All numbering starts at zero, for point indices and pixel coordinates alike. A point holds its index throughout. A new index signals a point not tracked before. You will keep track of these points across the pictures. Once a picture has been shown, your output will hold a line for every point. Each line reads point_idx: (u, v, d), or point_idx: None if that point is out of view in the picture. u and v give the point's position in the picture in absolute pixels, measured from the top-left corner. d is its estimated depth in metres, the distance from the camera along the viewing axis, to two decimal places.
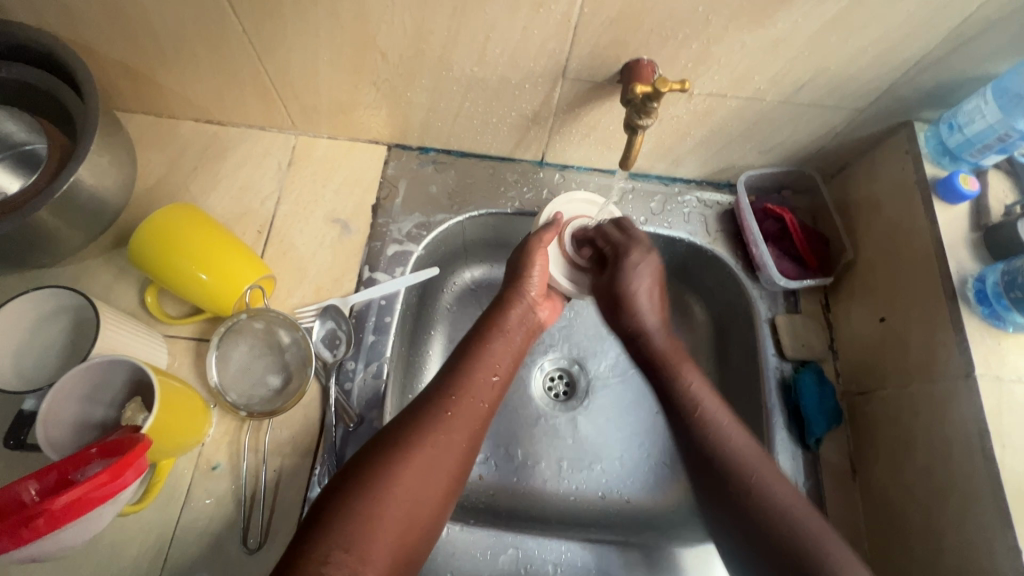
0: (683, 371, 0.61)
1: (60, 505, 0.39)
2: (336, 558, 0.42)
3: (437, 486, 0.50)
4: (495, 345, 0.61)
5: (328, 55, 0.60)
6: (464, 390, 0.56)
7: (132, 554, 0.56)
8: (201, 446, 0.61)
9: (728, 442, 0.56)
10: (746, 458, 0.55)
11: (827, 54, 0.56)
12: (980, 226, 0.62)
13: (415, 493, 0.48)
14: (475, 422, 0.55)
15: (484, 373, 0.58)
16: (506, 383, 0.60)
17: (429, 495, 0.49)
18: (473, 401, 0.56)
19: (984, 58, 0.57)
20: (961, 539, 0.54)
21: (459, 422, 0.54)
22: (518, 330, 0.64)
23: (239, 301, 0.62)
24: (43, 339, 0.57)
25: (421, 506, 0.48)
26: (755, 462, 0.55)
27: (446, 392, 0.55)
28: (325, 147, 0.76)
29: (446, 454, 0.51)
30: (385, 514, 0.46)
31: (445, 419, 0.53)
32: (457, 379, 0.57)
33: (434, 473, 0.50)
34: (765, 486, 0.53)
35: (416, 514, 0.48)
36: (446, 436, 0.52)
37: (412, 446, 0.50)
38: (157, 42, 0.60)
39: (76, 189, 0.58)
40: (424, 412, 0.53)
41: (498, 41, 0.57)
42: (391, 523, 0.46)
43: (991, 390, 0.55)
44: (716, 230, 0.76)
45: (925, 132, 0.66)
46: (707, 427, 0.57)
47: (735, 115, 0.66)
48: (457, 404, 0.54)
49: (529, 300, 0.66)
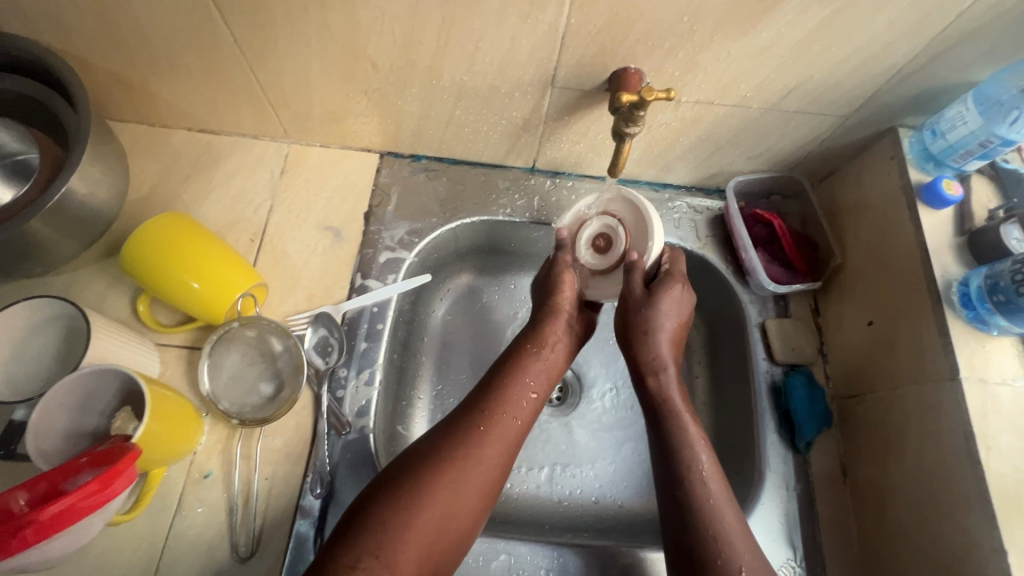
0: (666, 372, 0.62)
1: (49, 514, 0.39)
2: (366, 563, 0.44)
3: (469, 501, 0.50)
4: (530, 362, 0.61)
5: (319, 65, 0.61)
6: (500, 406, 0.56)
7: (123, 563, 0.56)
8: (193, 454, 0.61)
9: (683, 438, 0.58)
10: (694, 457, 0.56)
11: (810, 62, 0.57)
12: (965, 230, 0.63)
13: (445, 506, 0.49)
14: (509, 440, 0.55)
15: (520, 388, 0.58)
16: (541, 400, 0.60)
17: (460, 510, 0.50)
18: (507, 418, 0.56)
19: (964, 66, 0.58)
20: (949, 541, 0.55)
21: (492, 437, 0.54)
22: (560, 342, 0.64)
23: (231, 309, 0.62)
24: (34, 348, 0.57)
25: (452, 519, 0.49)
26: (705, 461, 0.56)
27: (480, 408, 0.56)
28: (317, 155, 0.76)
29: (477, 469, 0.52)
30: (416, 525, 0.47)
31: (478, 435, 0.54)
32: (492, 396, 0.57)
33: (467, 488, 0.51)
34: (698, 484, 0.55)
35: (449, 527, 0.49)
36: (479, 455, 0.53)
37: (446, 461, 0.51)
38: (150, 53, 0.61)
39: (68, 198, 0.59)
40: (457, 429, 0.54)
41: (487, 51, 0.57)
42: (420, 535, 0.47)
43: (976, 392, 0.55)
44: (706, 236, 0.77)
45: (910, 138, 0.67)
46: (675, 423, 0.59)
47: (723, 122, 0.66)
48: (491, 420, 0.55)
49: (568, 321, 0.65)
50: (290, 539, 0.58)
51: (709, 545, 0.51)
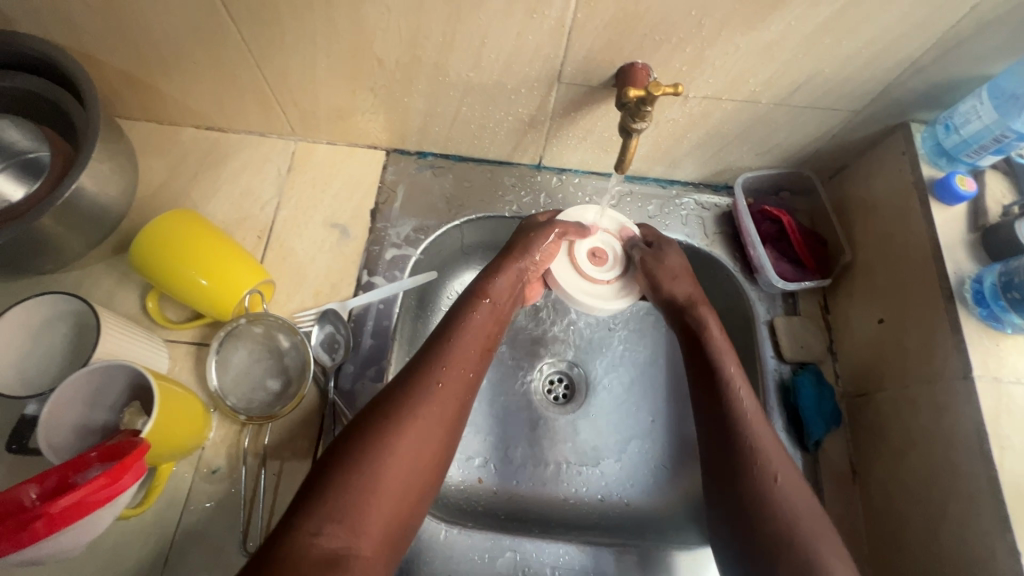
0: (725, 360, 0.60)
1: (59, 508, 0.39)
2: (328, 530, 0.43)
3: (431, 456, 0.50)
4: (478, 316, 0.60)
5: (326, 61, 0.61)
6: (452, 358, 0.56)
7: (133, 557, 0.57)
8: (201, 449, 0.61)
9: (754, 433, 0.55)
10: (766, 454, 0.54)
11: (821, 56, 0.56)
12: (978, 226, 0.62)
13: (408, 465, 0.48)
14: (463, 392, 0.55)
15: (467, 341, 0.58)
16: (488, 354, 0.60)
17: (422, 466, 0.50)
18: (460, 371, 0.55)
19: (979, 60, 0.57)
20: (960, 542, 0.54)
21: (446, 392, 0.53)
22: (503, 285, 0.63)
23: (239, 305, 0.63)
24: (44, 344, 0.58)
25: (415, 478, 0.49)
26: (774, 457, 0.54)
27: (435, 363, 0.55)
28: (324, 152, 0.77)
29: (434, 424, 0.51)
30: (380, 486, 0.46)
31: (435, 389, 0.53)
32: (445, 351, 0.56)
33: (428, 444, 0.50)
34: (755, 438, 0.55)
35: (410, 484, 0.48)
36: (436, 409, 0.52)
37: (404, 416, 0.50)
38: (158, 51, 0.61)
39: (78, 195, 0.59)
40: (414, 384, 0.53)
41: (493, 47, 0.57)
42: (385, 497, 0.46)
43: (989, 391, 0.54)
44: (714, 233, 0.76)
45: (922, 133, 0.66)
46: (737, 416, 0.56)
47: (731, 117, 0.66)
48: (446, 375, 0.54)
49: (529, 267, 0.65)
50: None
51: (768, 503, 0.52)
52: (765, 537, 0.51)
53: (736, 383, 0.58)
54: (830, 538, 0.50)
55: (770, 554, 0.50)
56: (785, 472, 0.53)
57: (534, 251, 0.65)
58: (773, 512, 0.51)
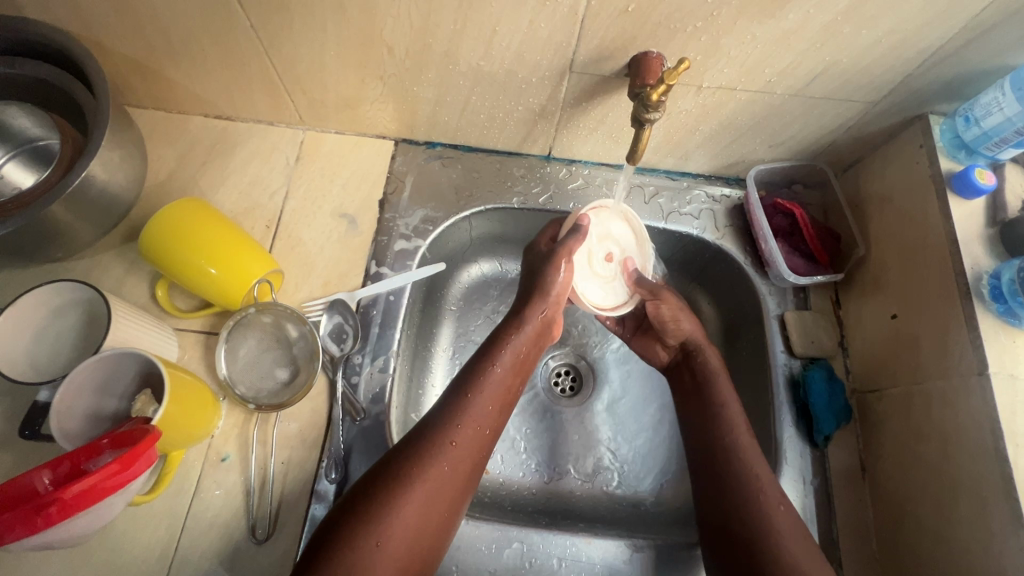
0: (721, 391, 0.62)
1: (73, 494, 0.39)
2: None
3: (437, 517, 0.51)
4: (500, 370, 0.60)
5: (335, 50, 0.60)
6: (468, 417, 0.56)
7: (143, 543, 0.57)
8: (210, 438, 0.62)
9: (746, 454, 0.57)
10: (746, 451, 0.57)
11: (838, 45, 0.55)
12: (996, 221, 0.61)
13: (418, 523, 0.49)
14: (478, 449, 0.55)
15: (491, 398, 0.58)
16: (507, 409, 0.60)
17: (430, 525, 0.50)
18: (475, 429, 0.55)
19: (1001, 50, 0.56)
20: (971, 539, 0.54)
21: (462, 450, 0.54)
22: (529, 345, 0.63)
23: (248, 295, 0.63)
24: (54, 332, 0.58)
25: (424, 534, 0.49)
26: (756, 460, 0.57)
27: (451, 418, 0.55)
28: (333, 141, 0.76)
29: (448, 484, 0.52)
30: (388, 543, 0.47)
31: (448, 447, 0.53)
32: (463, 404, 0.56)
33: (436, 501, 0.51)
34: (736, 434, 0.58)
35: (417, 544, 0.49)
36: (447, 468, 0.52)
37: (416, 476, 0.50)
38: (167, 38, 0.61)
39: (88, 183, 0.59)
40: (427, 442, 0.53)
41: (505, 35, 0.56)
42: (394, 554, 0.47)
43: (1005, 389, 0.54)
44: (724, 226, 0.75)
45: (940, 125, 0.65)
46: (733, 450, 0.58)
47: (745, 108, 0.65)
48: (459, 434, 0.54)
49: (551, 311, 0.64)
50: (306, 522, 0.59)
51: (752, 493, 0.55)
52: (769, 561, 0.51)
53: (736, 421, 0.59)
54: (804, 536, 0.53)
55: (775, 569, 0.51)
56: (766, 478, 0.56)
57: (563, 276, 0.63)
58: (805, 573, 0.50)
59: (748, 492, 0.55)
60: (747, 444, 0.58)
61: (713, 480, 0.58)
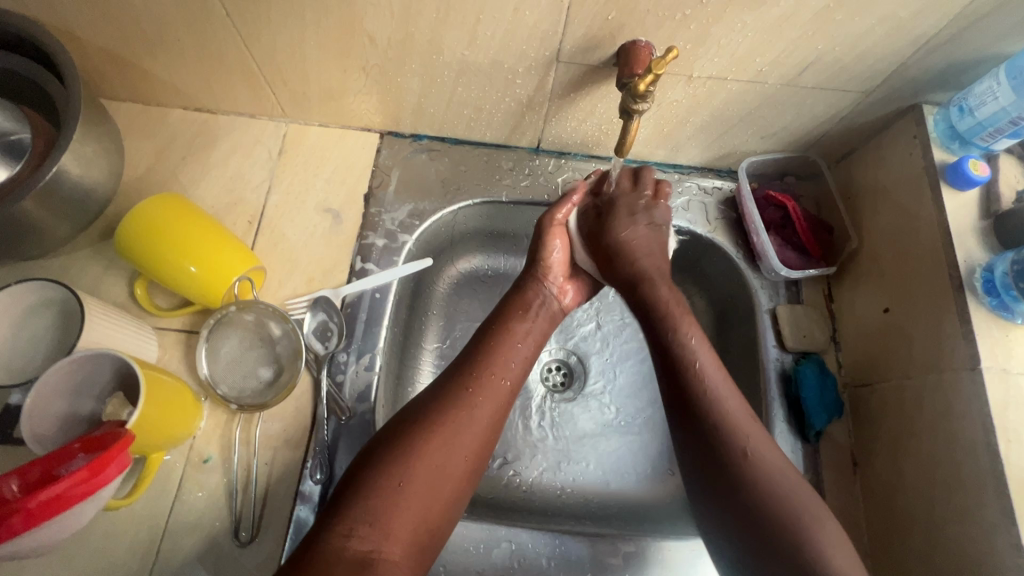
0: (683, 326, 0.59)
1: (38, 502, 0.38)
2: (361, 531, 0.44)
3: (460, 461, 0.50)
4: (516, 325, 0.60)
5: (314, 39, 0.59)
6: (484, 367, 0.56)
7: (124, 546, 0.56)
8: (192, 439, 0.60)
9: (721, 400, 0.54)
10: (717, 394, 0.54)
11: (830, 33, 0.54)
12: (990, 213, 0.60)
13: (437, 467, 0.49)
14: (500, 399, 0.55)
15: (511, 351, 0.58)
16: (528, 363, 0.59)
17: (451, 471, 0.50)
18: (494, 379, 0.55)
19: (996, 38, 0.55)
20: (962, 534, 0.53)
21: (482, 398, 0.54)
22: (540, 314, 0.63)
23: (228, 293, 0.61)
24: (28, 333, 0.56)
25: (446, 479, 0.49)
26: (735, 412, 0.54)
27: (470, 370, 0.55)
28: (316, 134, 0.74)
29: (468, 430, 0.51)
30: (408, 486, 0.47)
31: (467, 396, 0.53)
32: (482, 357, 0.57)
33: (457, 446, 0.50)
34: (700, 376, 0.55)
35: (439, 492, 0.48)
36: (467, 413, 0.52)
37: (435, 423, 0.51)
38: (140, 28, 0.59)
39: (60, 178, 0.57)
40: (447, 392, 0.53)
41: (489, 24, 0.55)
42: (416, 499, 0.47)
43: (997, 383, 0.53)
44: (716, 219, 0.74)
45: (935, 115, 0.63)
46: (700, 391, 0.55)
47: (736, 99, 0.63)
48: (479, 382, 0.54)
49: (551, 286, 0.66)
50: (290, 524, 0.58)
51: (722, 438, 0.52)
52: (759, 517, 0.49)
53: (697, 358, 0.56)
54: (784, 476, 0.51)
55: (772, 527, 0.49)
56: (741, 418, 0.54)
57: (557, 241, 0.65)
58: (802, 535, 0.48)
59: (718, 437, 0.53)
60: (718, 386, 0.55)
61: (682, 422, 0.55)
